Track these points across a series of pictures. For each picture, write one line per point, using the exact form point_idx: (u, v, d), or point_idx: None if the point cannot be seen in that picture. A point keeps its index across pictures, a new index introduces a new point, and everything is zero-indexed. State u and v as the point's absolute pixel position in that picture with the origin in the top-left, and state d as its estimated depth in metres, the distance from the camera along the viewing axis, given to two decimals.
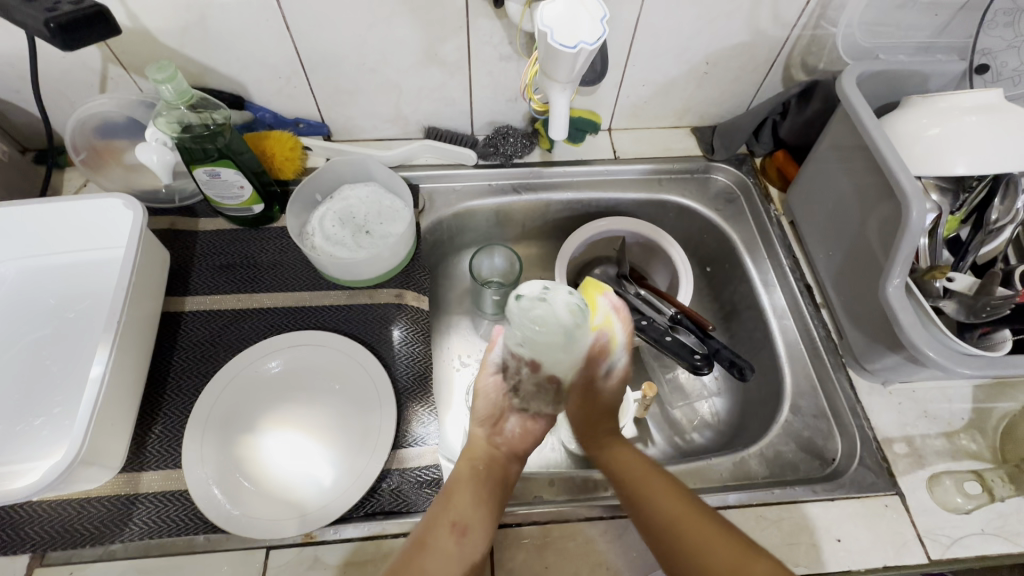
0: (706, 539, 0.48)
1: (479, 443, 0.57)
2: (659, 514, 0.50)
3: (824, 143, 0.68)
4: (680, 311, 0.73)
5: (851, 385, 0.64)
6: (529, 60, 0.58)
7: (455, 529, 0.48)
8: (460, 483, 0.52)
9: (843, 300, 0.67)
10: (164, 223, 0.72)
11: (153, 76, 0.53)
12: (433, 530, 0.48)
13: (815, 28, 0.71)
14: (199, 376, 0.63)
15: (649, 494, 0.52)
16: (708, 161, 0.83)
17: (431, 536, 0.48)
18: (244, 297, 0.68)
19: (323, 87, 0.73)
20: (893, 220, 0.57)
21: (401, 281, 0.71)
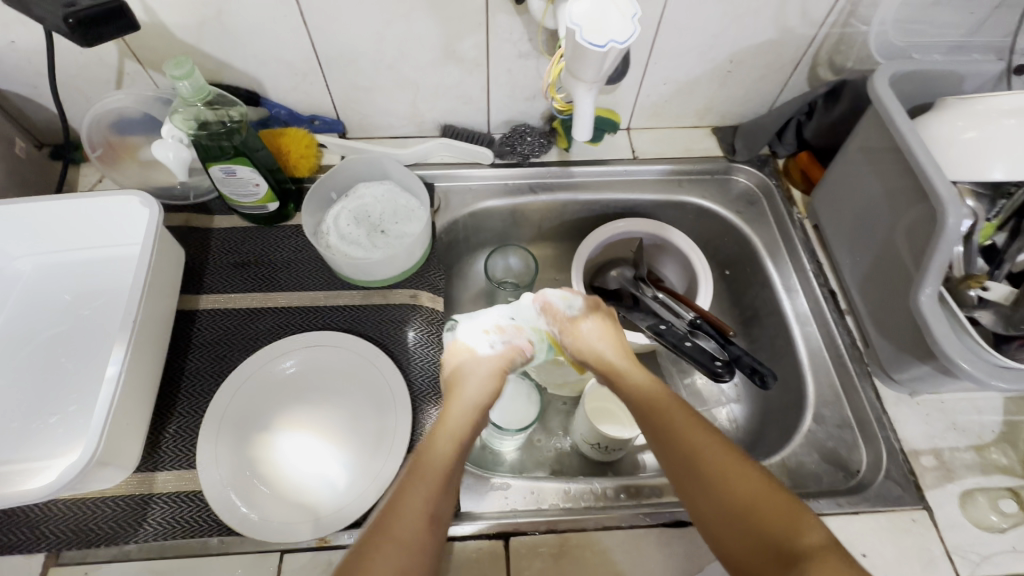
0: (731, 474, 0.47)
1: (451, 418, 0.54)
2: (685, 450, 0.49)
3: (853, 144, 0.66)
4: (699, 316, 0.72)
5: (877, 395, 0.62)
6: (553, 58, 0.57)
7: (430, 520, 0.46)
8: (432, 456, 0.50)
9: (870, 307, 0.65)
10: (179, 220, 0.72)
11: (170, 73, 0.53)
12: (407, 507, 0.46)
13: (844, 26, 0.69)
14: (214, 376, 0.62)
15: (676, 431, 0.51)
16: (729, 162, 0.81)
17: (405, 512, 0.46)
18: (259, 296, 0.68)
19: (339, 84, 0.72)
20: (925, 223, 0.56)
21: (416, 282, 0.70)
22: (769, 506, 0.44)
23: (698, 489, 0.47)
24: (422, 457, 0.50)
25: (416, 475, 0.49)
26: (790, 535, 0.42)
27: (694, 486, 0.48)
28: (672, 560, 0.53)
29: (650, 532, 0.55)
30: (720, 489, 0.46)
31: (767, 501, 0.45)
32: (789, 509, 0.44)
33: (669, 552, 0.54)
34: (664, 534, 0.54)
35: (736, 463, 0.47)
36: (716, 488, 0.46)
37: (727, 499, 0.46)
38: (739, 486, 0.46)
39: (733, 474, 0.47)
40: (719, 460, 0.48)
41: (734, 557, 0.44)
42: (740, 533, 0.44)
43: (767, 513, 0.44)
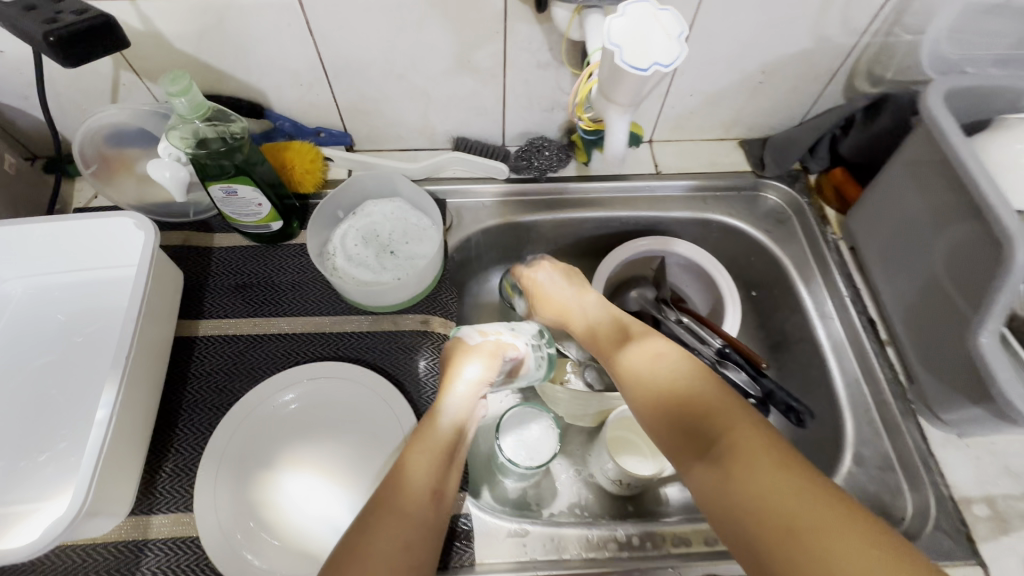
0: (679, 384, 0.50)
1: (450, 398, 0.55)
2: (646, 370, 0.53)
3: (897, 162, 0.62)
4: (728, 344, 0.67)
5: (923, 435, 0.58)
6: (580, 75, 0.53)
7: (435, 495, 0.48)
8: (433, 434, 0.52)
9: (914, 340, 0.60)
10: (177, 239, 0.68)
11: (166, 89, 0.49)
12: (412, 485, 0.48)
13: (887, 35, 0.64)
14: (213, 410, 0.58)
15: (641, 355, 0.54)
16: (757, 178, 0.77)
17: (410, 489, 0.47)
18: (261, 322, 0.64)
19: (346, 95, 0.68)
20: (973, 243, 0.52)
21: (427, 306, 0.66)
22: (722, 418, 0.46)
23: (653, 399, 0.51)
24: (424, 433, 0.52)
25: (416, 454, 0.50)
26: (721, 429, 0.45)
27: (648, 398, 0.51)
28: None
29: None
30: (670, 403, 0.49)
31: (715, 409, 0.47)
32: (726, 412, 0.46)
33: None
34: None
35: (685, 376, 0.51)
36: (666, 397, 0.50)
37: (674, 407, 0.49)
38: (683, 394, 0.49)
39: (681, 385, 0.50)
40: (671, 374, 0.51)
41: (682, 460, 0.47)
42: (685, 434, 0.47)
43: (706, 414, 0.47)
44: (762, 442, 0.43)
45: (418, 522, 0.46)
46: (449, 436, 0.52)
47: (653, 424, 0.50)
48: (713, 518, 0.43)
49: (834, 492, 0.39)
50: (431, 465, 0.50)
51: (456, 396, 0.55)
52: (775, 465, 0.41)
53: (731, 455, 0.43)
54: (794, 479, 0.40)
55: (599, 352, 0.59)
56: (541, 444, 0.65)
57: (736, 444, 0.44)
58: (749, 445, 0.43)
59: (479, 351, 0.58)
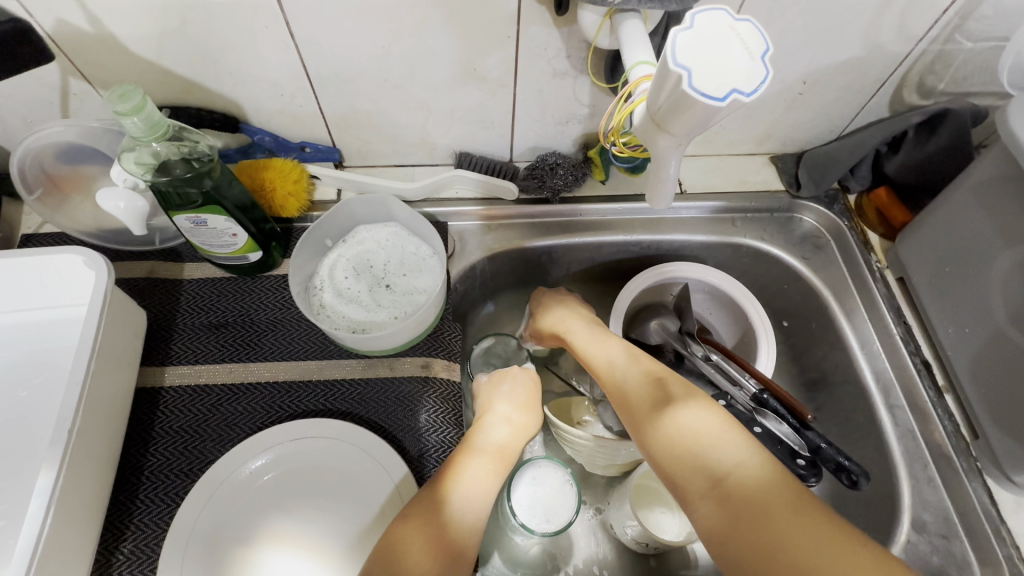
0: (680, 415, 0.46)
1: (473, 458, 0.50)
2: (656, 401, 0.49)
3: (964, 187, 0.55)
4: (765, 389, 0.59)
5: (990, 498, 0.52)
6: (616, 97, 0.45)
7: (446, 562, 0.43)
8: (436, 502, 0.45)
9: (979, 389, 0.54)
10: (141, 271, 0.60)
11: (114, 107, 0.41)
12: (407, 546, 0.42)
13: (946, 42, 0.57)
14: (181, 476, 0.51)
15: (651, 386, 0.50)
16: (792, 198, 0.69)
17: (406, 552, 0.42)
18: (236, 369, 0.56)
19: (334, 107, 0.60)
20: None
21: (429, 348, 0.58)
22: (722, 450, 0.42)
23: (661, 438, 0.47)
24: (427, 509, 0.45)
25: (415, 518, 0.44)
26: (723, 463, 0.42)
27: (653, 427, 0.48)
28: None
29: None
30: (675, 433, 0.46)
31: (720, 442, 0.43)
32: (728, 444, 0.43)
33: None
34: None
35: (690, 405, 0.47)
36: (670, 425, 0.46)
37: (675, 435, 0.45)
38: (687, 424, 0.45)
39: (687, 412, 0.46)
40: (676, 402, 0.48)
41: (684, 494, 0.43)
42: (684, 466, 0.43)
43: (707, 445, 0.43)
44: (774, 482, 0.40)
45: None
46: (461, 507, 0.46)
47: (655, 451, 0.47)
48: (718, 561, 0.40)
49: (850, 537, 0.36)
50: (431, 527, 0.44)
51: (472, 472, 0.49)
52: (786, 506, 0.38)
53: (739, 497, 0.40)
54: (812, 522, 0.37)
55: (603, 379, 0.55)
56: (559, 502, 0.58)
57: (743, 484, 0.40)
58: (754, 485, 0.40)
59: (486, 449, 0.52)
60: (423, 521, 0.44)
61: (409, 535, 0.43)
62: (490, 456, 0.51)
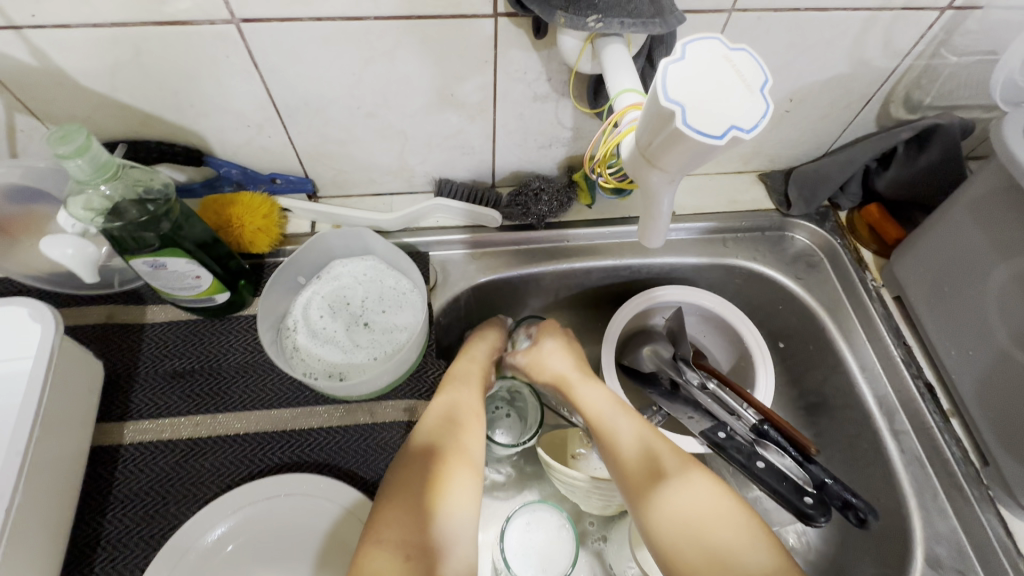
0: (698, 501, 0.45)
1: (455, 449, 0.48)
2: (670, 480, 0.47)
3: (957, 203, 0.53)
4: (765, 420, 0.57)
5: (1005, 528, 0.50)
6: (602, 127, 0.43)
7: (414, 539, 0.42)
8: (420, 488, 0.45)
9: (987, 412, 0.52)
10: (99, 316, 0.56)
11: (55, 150, 0.37)
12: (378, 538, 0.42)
13: (932, 57, 0.56)
14: (144, 545, 0.46)
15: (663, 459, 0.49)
16: (783, 217, 0.68)
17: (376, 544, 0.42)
18: (204, 421, 0.51)
19: (305, 138, 0.57)
20: None
21: (412, 389, 0.55)
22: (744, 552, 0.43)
23: (667, 520, 0.46)
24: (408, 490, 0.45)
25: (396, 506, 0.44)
26: (737, 556, 0.43)
27: (656, 504, 0.47)
28: None
29: None
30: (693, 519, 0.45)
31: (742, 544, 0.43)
32: (740, 537, 0.43)
33: None
34: None
35: (694, 486, 0.47)
36: (683, 510, 0.45)
37: (688, 521, 0.45)
38: (704, 513, 0.45)
39: (696, 495, 0.46)
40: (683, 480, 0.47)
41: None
42: (702, 559, 0.43)
43: (732, 544, 0.43)
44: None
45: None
46: (450, 524, 0.45)
47: (658, 534, 0.45)
48: None
49: None
50: (410, 518, 0.43)
51: (455, 493, 0.46)
52: None
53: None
54: None
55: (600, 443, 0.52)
56: (557, 550, 0.54)
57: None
58: None
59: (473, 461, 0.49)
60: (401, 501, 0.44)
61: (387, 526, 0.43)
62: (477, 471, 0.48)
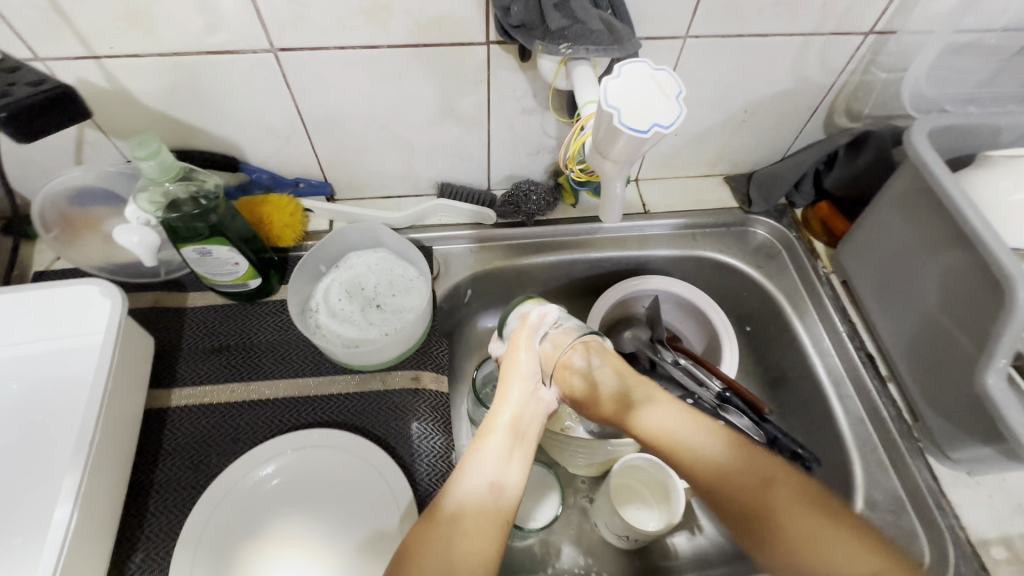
0: (671, 423, 0.52)
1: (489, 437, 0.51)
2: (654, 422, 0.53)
3: (885, 197, 0.62)
4: (728, 388, 0.66)
5: (933, 475, 0.57)
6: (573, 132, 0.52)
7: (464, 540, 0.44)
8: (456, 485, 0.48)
9: (915, 374, 0.59)
10: (147, 301, 0.64)
11: (133, 153, 0.46)
12: (429, 548, 0.44)
13: (864, 74, 0.65)
14: (188, 489, 0.54)
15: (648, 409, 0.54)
16: (745, 214, 0.76)
17: (428, 552, 0.43)
18: (240, 388, 0.60)
19: (326, 148, 0.66)
20: (965, 271, 0.52)
21: (418, 361, 0.63)
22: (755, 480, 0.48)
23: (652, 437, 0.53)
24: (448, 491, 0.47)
25: (446, 517, 0.45)
26: (730, 474, 0.48)
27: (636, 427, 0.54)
28: None
29: None
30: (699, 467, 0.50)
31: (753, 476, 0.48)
32: (724, 457, 0.49)
33: None
34: None
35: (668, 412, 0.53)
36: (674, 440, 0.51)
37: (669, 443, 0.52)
38: (678, 434, 0.51)
39: (669, 420, 0.53)
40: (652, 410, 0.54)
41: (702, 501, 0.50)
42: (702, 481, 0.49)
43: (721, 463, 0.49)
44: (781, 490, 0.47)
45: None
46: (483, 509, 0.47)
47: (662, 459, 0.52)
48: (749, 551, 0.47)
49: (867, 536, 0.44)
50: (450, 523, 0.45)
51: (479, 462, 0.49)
52: (801, 508, 0.46)
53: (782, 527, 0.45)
54: (833, 531, 0.44)
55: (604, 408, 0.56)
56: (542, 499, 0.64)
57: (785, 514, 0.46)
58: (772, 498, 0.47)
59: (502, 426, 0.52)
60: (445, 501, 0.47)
61: (439, 536, 0.44)
62: (509, 446, 0.51)
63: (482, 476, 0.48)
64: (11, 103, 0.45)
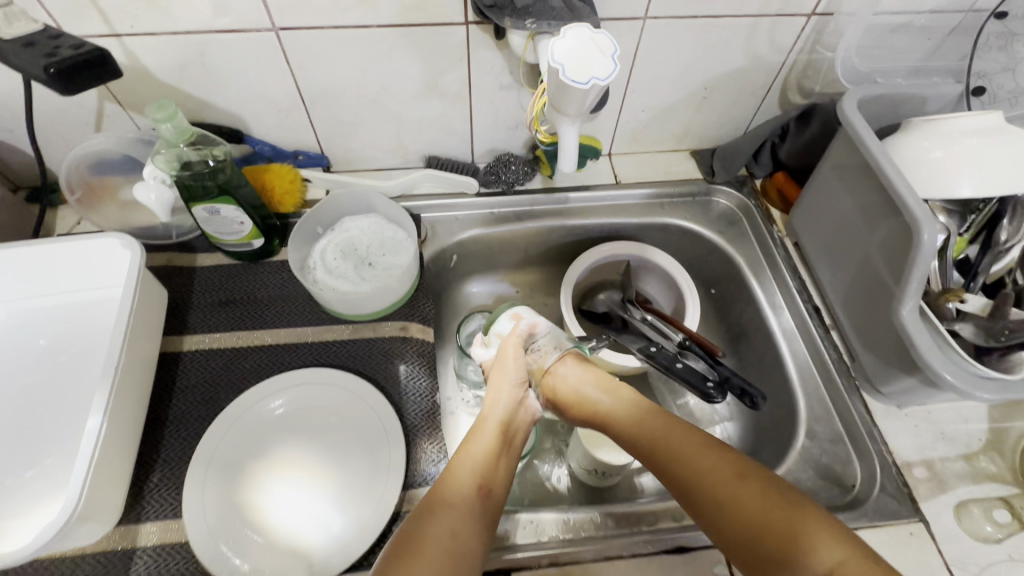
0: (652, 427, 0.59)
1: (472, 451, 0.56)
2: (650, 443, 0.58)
3: (827, 164, 0.68)
4: (688, 338, 0.73)
5: (866, 408, 0.63)
6: (535, 95, 0.59)
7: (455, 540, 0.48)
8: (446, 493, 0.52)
9: (853, 321, 0.66)
10: (161, 260, 0.71)
11: (153, 116, 0.53)
12: (428, 550, 0.47)
13: (811, 53, 0.72)
14: (199, 420, 0.60)
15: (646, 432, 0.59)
16: (709, 184, 0.83)
17: (426, 554, 0.46)
18: (245, 335, 0.66)
19: (323, 121, 0.73)
20: (894, 232, 0.58)
21: (406, 313, 0.70)
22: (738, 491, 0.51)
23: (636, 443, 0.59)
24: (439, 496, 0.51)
25: (440, 515, 0.49)
26: (702, 471, 0.54)
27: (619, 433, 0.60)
28: None
29: (652, 560, 0.54)
30: (701, 491, 0.52)
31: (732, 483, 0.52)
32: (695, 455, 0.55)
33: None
34: (665, 562, 0.54)
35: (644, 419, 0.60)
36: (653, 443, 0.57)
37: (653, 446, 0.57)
38: (653, 435, 0.58)
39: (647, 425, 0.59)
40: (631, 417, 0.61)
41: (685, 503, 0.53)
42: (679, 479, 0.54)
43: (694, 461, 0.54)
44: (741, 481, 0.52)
45: (463, 568, 0.46)
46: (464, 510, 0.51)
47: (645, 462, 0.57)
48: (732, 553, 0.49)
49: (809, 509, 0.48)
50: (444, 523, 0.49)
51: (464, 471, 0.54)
52: (758, 494, 0.50)
53: (795, 540, 0.47)
54: (791, 510, 0.49)
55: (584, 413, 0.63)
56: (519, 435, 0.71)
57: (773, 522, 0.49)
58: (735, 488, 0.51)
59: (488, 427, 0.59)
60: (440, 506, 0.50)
61: (434, 532, 0.48)
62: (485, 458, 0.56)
63: (468, 481, 0.53)
64: (59, 61, 0.53)
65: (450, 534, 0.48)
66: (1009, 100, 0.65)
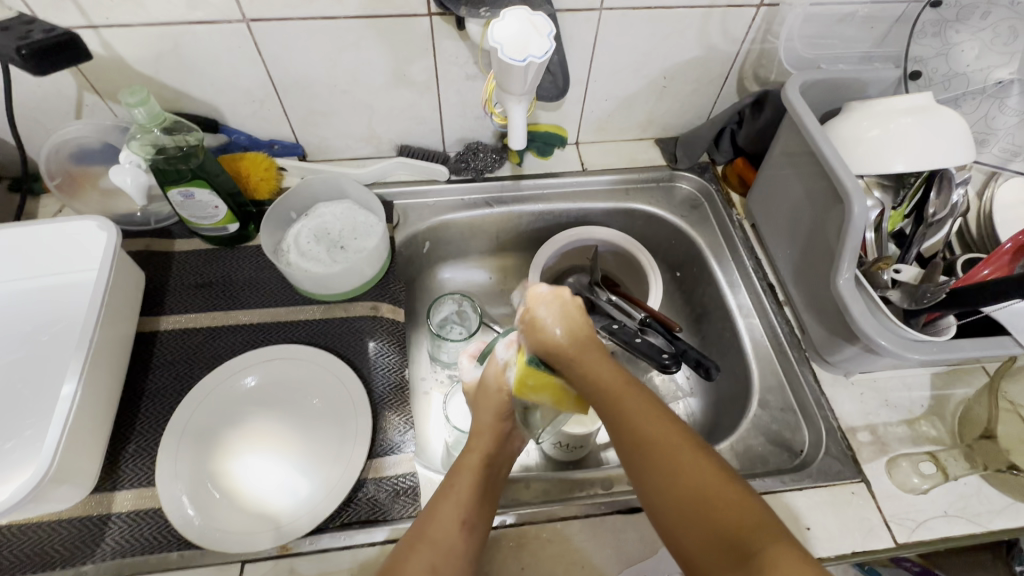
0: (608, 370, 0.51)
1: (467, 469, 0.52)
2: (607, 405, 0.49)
3: (777, 148, 0.71)
4: (650, 315, 0.76)
5: (815, 377, 0.67)
6: (489, 78, 0.68)
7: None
8: (437, 519, 0.48)
9: (803, 296, 0.69)
10: (139, 245, 0.73)
11: (126, 100, 0.55)
12: None
13: (763, 43, 0.75)
14: (173, 395, 0.63)
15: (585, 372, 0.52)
16: (671, 170, 0.86)
17: None
18: (221, 315, 0.69)
19: (296, 110, 0.76)
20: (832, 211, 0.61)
21: (377, 294, 0.72)
22: (684, 467, 0.44)
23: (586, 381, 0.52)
24: (428, 525, 0.47)
25: (423, 548, 0.46)
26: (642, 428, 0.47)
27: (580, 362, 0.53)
28: (626, 545, 0.55)
29: (604, 520, 0.56)
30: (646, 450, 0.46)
31: (704, 478, 0.43)
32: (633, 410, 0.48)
33: (625, 538, 0.55)
34: (617, 522, 0.56)
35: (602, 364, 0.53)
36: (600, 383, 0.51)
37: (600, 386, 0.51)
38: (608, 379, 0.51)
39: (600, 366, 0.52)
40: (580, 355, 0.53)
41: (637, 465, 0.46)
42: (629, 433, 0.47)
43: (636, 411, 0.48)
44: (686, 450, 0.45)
45: None
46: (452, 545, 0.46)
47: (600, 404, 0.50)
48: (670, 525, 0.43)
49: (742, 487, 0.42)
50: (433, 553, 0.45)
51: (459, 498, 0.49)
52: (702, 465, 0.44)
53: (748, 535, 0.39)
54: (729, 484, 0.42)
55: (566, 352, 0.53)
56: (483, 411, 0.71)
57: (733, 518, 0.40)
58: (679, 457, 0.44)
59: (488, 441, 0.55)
60: (425, 536, 0.46)
61: (410, 572, 0.44)
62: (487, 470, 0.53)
63: (453, 514, 0.48)
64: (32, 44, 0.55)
65: (431, 567, 0.44)
66: (943, 83, 0.70)
